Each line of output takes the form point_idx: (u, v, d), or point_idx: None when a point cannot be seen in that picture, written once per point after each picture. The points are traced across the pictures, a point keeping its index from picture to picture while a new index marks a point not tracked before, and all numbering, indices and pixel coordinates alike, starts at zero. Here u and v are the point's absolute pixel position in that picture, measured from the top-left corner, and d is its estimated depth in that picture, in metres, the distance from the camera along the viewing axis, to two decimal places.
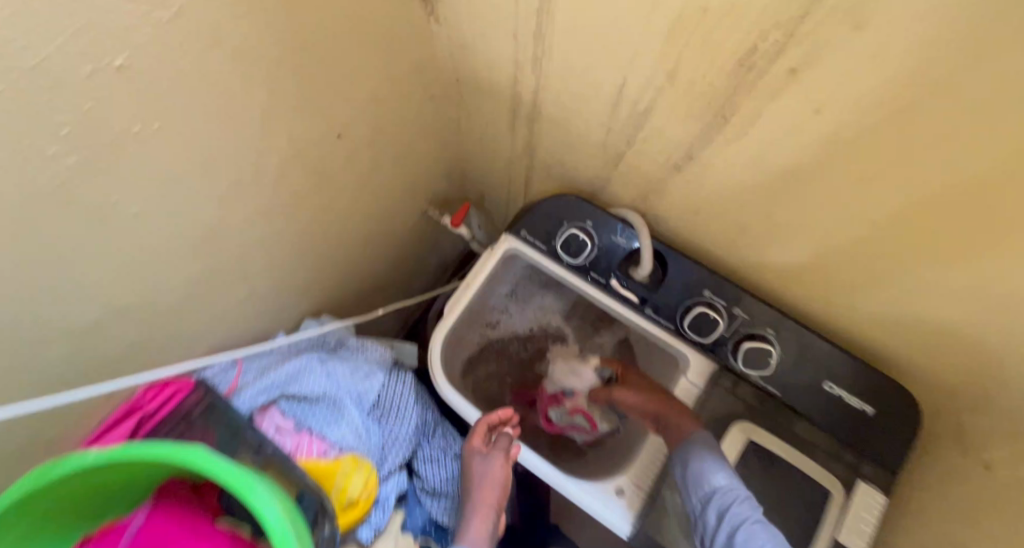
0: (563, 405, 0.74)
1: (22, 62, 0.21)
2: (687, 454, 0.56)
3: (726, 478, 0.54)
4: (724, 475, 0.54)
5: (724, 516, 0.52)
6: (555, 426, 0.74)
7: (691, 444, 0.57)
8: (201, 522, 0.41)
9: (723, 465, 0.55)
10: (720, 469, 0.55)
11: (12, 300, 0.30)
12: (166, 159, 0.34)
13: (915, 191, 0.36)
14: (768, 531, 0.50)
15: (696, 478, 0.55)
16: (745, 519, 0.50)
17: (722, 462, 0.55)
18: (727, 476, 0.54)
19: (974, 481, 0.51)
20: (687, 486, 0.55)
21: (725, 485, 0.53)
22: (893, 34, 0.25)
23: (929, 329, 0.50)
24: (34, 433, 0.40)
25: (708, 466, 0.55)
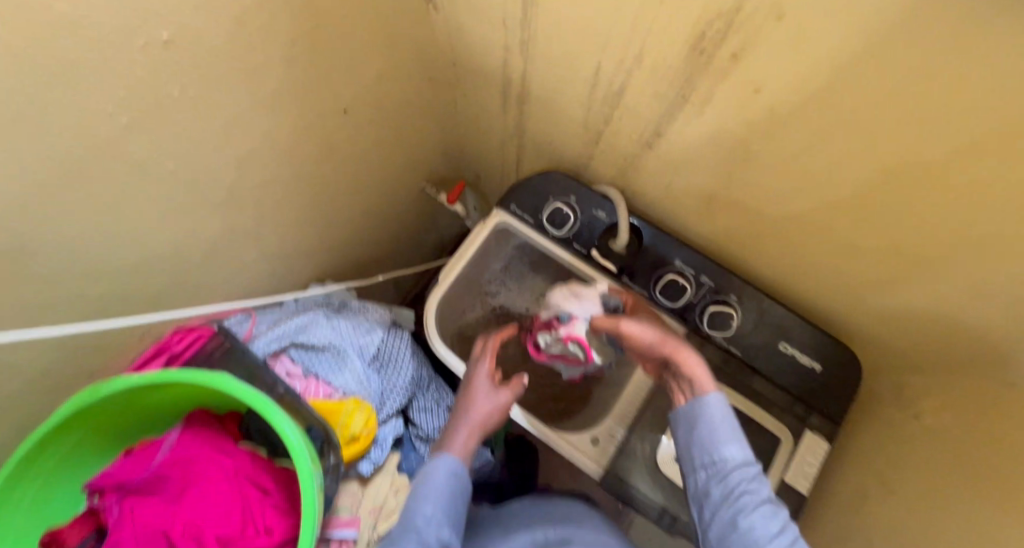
0: (553, 331, 0.63)
1: (91, 29, 0.26)
2: (694, 406, 0.47)
3: (740, 451, 0.43)
4: (739, 447, 0.44)
5: (730, 492, 0.41)
6: (540, 354, 0.65)
7: (699, 401, 0.47)
8: (221, 440, 0.54)
9: (740, 435, 0.45)
10: (736, 439, 0.44)
11: (70, 235, 0.35)
12: (199, 122, 0.39)
13: (844, 161, 0.42)
14: (781, 512, 0.40)
15: (700, 443, 0.45)
16: (756, 501, 0.40)
17: (734, 428, 0.44)
18: (744, 451, 0.43)
19: (907, 429, 0.58)
20: (689, 455, 0.46)
21: (737, 458, 0.43)
22: (806, 24, 0.31)
23: (870, 292, 0.56)
24: (81, 360, 0.46)
25: (718, 433, 0.44)
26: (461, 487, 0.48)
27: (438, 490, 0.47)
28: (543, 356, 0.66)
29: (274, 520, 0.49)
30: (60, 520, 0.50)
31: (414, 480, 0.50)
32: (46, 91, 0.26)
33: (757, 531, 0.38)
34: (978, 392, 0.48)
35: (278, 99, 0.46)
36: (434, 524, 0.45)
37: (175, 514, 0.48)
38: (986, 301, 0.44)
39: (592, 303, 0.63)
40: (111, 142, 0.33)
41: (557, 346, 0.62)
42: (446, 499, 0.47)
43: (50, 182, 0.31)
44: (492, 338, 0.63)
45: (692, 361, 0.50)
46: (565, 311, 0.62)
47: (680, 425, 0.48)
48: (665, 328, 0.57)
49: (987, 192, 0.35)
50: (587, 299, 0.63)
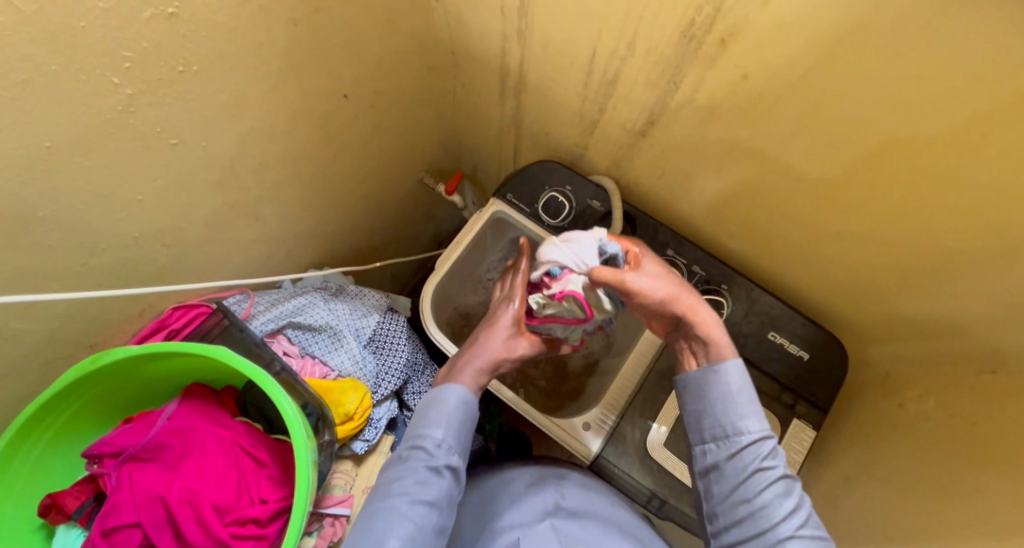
0: (544, 291, 0.55)
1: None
2: (709, 372, 0.50)
3: (759, 427, 0.47)
4: (759, 423, 0.47)
5: (746, 466, 0.46)
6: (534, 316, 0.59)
7: (715, 370, 0.50)
8: (219, 414, 0.55)
9: (758, 410, 0.49)
10: (755, 415, 0.48)
11: (74, 204, 0.36)
12: (201, 99, 0.40)
13: (829, 147, 0.43)
14: (793, 487, 0.44)
15: (719, 416, 0.49)
16: (770, 476, 0.44)
17: (752, 407, 0.48)
18: (762, 426, 0.47)
19: (892, 417, 0.59)
20: (703, 423, 0.50)
21: (754, 435, 0.47)
22: (788, 8, 0.32)
23: (858, 281, 0.57)
24: (82, 332, 0.47)
25: (736, 411, 0.48)
26: (468, 414, 0.53)
27: (448, 416, 0.52)
28: (538, 320, 0.59)
29: (269, 490, 0.51)
30: (62, 485, 0.52)
31: (424, 405, 0.54)
32: (55, 58, 0.27)
33: (772, 507, 0.43)
34: (960, 377, 0.50)
35: (280, 79, 0.47)
36: (443, 448, 0.50)
37: (173, 479, 0.49)
38: (968, 287, 0.45)
39: (584, 249, 0.52)
40: (116, 113, 0.34)
41: (549, 307, 0.55)
42: (455, 425, 0.52)
43: (56, 150, 0.32)
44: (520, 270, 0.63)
45: (705, 323, 0.52)
46: (555, 266, 0.53)
47: (688, 397, 0.52)
48: (681, 279, 0.55)
49: (967, 176, 0.36)
50: (579, 245, 0.52)
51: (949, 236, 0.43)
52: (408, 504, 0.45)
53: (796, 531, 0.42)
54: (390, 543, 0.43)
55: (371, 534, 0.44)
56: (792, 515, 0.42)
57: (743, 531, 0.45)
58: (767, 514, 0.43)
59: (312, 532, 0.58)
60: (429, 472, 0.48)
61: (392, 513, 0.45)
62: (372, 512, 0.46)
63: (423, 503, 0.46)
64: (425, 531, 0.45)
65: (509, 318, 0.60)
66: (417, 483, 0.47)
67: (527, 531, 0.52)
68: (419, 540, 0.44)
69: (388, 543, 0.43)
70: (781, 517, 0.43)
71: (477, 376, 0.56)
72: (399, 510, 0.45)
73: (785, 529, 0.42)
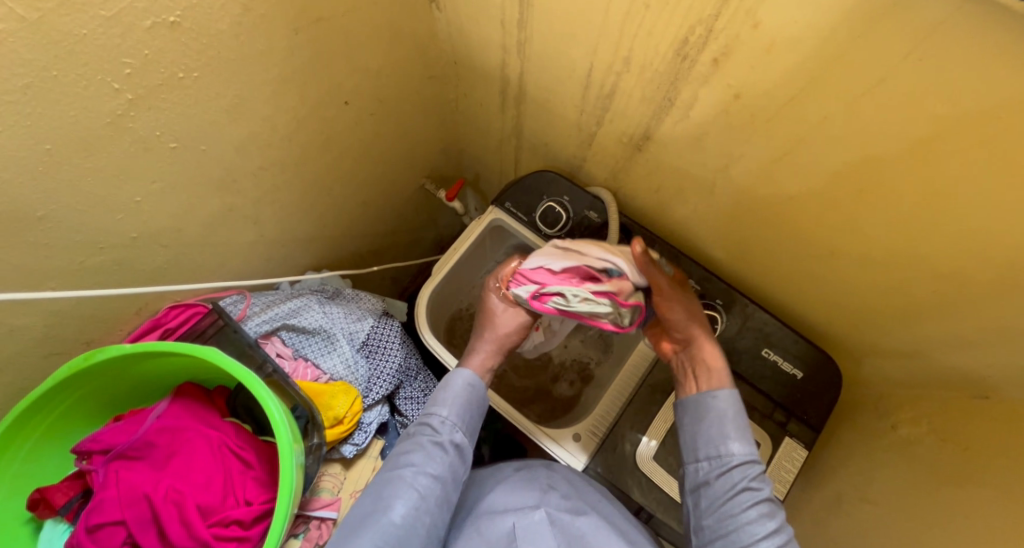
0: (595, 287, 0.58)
1: (93, 5, 0.27)
2: (706, 394, 0.52)
3: (747, 449, 0.48)
4: (747, 447, 0.48)
5: (733, 485, 0.46)
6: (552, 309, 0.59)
7: (711, 394, 0.51)
8: (209, 413, 0.55)
9: (748, 435, 0.49)
10: (744, 439, 0.49)
11: (74, 204, 0.37)
12: (201, 104, 0.41)
13: (822, 168, 0.43)
14: (777, 512, 0.45)
15: (710, 437, 0.50)
16: (754, 496, 0.45)
17: (743, 431, 0.49)
18: (750, 450, 0.48)
19: (885, 438, 0.58)
20: (693, 441, 0.51)
21: (741, 457, 0.47)
22: (779, 28, 0.32)
23: (851, 301, 0.57)
24: (79, 328, 0.48)
25: (726, 433, 0.49)
26: (475, 396, 0.59)
27: (453, 397, 0.58)
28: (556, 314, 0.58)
29: (253, 492, 0.51)
30: (51, 478, 0.52)
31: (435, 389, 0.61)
32: (56, 64, 0.28)
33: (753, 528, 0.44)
34: (957, 403, 0.49)
35: (280, 86, 0.47)
36: (447, 425, 0.57)
37: (159, 477, 0.50)
38: (959, 312, 0.45)
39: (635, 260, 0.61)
40: (116, 117, 0.35)
41: (590, 303, 0.57)
42: (459, 405, 0.58)
43: (56, 152, 0.33)
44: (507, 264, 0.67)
45: (713, 364, 0.54)
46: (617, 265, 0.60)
47: (683, 417, 0.53)
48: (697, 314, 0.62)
49: (960, 202, 0.36)
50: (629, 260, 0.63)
51: (941, 262, 0.42)
52: (413, 474, 0.52)
53: None
54: (397, 506, 0.49)
55: (381, 498, 0.50)
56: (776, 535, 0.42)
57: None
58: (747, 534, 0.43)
59: (299, 534, 0.58)
60: (435, 446, 0.55)
61: (400, 481, 0.51)
62: (382, 480, 0.52)
63: (427, 473, 0.52)
64: (429, 499, 0.51)
65: (502, 303, 0.66)
66: (423, 456, 0.53)
67: (522, 520, 0.53)
68: (423, 506, 0.50)
69: (396, 505, 0.49)
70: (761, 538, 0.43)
71: (482, 361, 0.63)
72: (405, 477, 0.51)
73: None
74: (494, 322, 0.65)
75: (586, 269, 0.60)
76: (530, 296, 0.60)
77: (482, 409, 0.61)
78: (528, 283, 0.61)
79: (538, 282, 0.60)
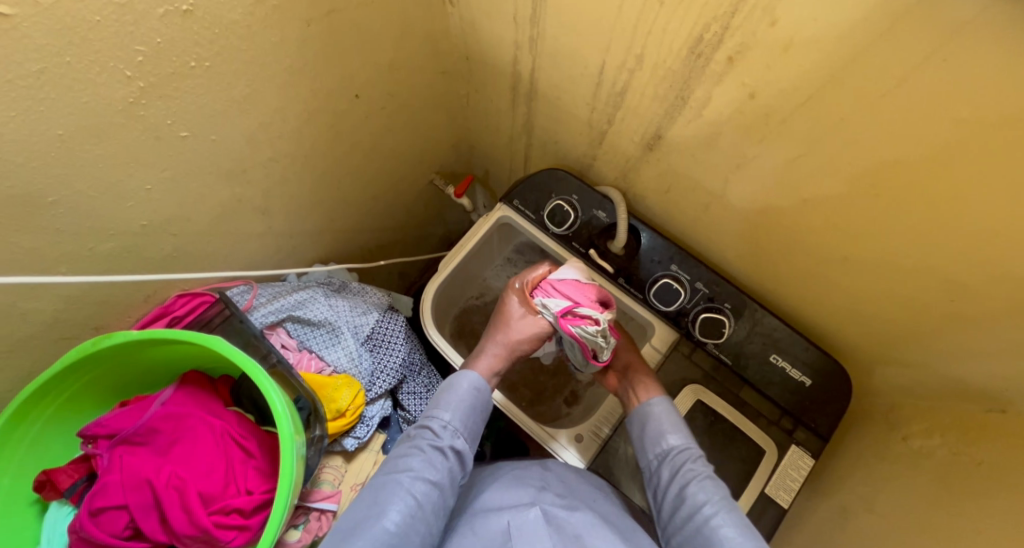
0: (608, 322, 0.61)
1: None
2: (641, 408, 0.62)
3: (682, 439, 0.58)
4: (682, 438, 0.59)
5: (677, 470, 0.56)
6: (575, 329, 0.60)
7: (646, 403, 0.62)
8: (214, 403, 0.56)
9: (683, 428, 0.60)
10: (679, 431, 0.59)
11: (84, 191, 0.37)
12: (213, 94, 0.41)
13: (838, 171, 0.42)
14: (717, 483, 0.53)
15: (653, 437, 0.60)
16: (696, 473, 0.54)
17: (678, 426, 0.60)
18: (685, 440, 0.59)
19: (895, 450, 0.57)
20: (643, 444, 0.61)
21: (679, 446, 0.58)
22: (798, 26, 0.32)
23: (864, 309, 0.56)
24: (89, 313, 0.48)
25: (665, 429, 0.60)
26: (479, 401, 0.60)
27: (457, 401, 0.59)
28: (577, 336, 0.60)
29: (255, 481, 0.52)
30: (57, 461, 0.53)
31: (439, 391, 0.61)
32: (69, 49, 0.28)
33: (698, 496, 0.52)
34: (972, 417, 0.48)
35: (291, 78, 0.47)
36: (449, 430, 0.57)
37: (161, 464, 0.50)
38: (977, 323, 0.44)
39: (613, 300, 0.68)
40: (128, 104, 0.35)
41: (606, 338, 0.60)
42: (462, 410, 0.59)
43: (69, 138, 0.33)
44: (535, 270, 0.68)
45: (644, 381, 0.65)
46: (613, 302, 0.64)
47: (632, 428, 0.63)
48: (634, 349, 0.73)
49: (980, 210, 0.35)
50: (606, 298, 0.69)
51: (960, 271, 0.41)
52: (411, 479, 0.51)
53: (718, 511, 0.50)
54: (392, 513, 0.48)
55: (376, 503, 0.49)
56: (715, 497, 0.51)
57: (683, 525, 0.52)
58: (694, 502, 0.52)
59: (299, 525, 0.59)
60: (435, 451, 0.55)
61: (397, 486, 0.50)
62: (377, 485, 0.52)
63: (425, 480, 0.52)
64: (425, 506, 0.50)
65: (520, 308, 0.66)
66: (422, 462, 0.54)
67: (517, 518, 0.51)
68: (419, 514, 0.49)
69: (390, 512, 0.48)
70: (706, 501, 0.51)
71: (490, 365, 0.63)
72: (403, 483, 0.51)
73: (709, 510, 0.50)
74: (507, 326, 0.65)
75: (603, 299, 0.63)
76: (560, 312, 0.61)
77: (485, 413, 0.62)
78: (558, 298, 0.62)
79: (568, 299, 0.62)
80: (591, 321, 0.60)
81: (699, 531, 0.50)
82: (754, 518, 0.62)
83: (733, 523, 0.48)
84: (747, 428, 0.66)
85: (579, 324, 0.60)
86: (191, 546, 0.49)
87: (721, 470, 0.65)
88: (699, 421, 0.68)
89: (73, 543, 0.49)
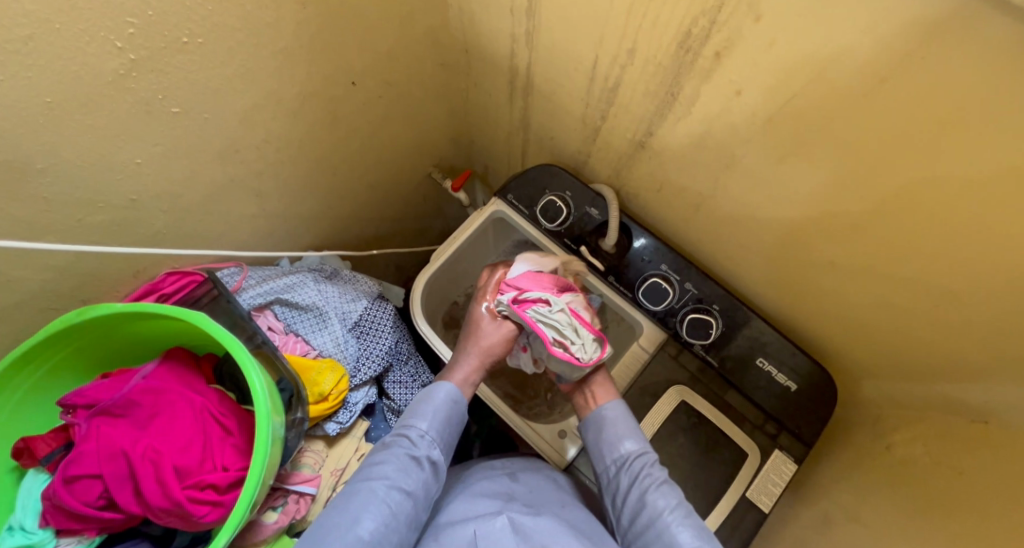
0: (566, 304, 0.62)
1: None
2: (597, 413, 0.62)
3: (639, 444, 0.59)
4: (637, 443, 0.59)
5: (634, 475, 0.56)
6: (529, 311, 0.62)
7: (601, 408, 0.62)
8: (196, 380, 0.56)
9: (638, 433, 0.61)
10: (634, 437, 0.60)
11: (73, 161, 0.38)
12: (205, 72, 0.41)
13: (823, 171, 0.42)
14: (673, 489, 0.55)
15: (610, 444, 0.60)
16: (654, 479, 0.55)
17: (633, 429, 0.61)
18: (640, 445, 0.59)
19: (878, 459, 0.56)
20: (601, 449, 0.61)
21: (635, 451, 0.58)
22: (781, 22, 0.32)
23: (849, 315, 0.56)
24: (76, 285, 0.49)
25: (620, 433, 0.60)
26: (455, 412, 0.61)
27: (434, 411, 0.59)
28: (530, 317, 0.62)
29: (231, 459, 0.53)
30: (39, 429, 0.54)
31: (415, 401, 0.62)
32: (58, 16, 0.28)
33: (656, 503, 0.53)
34: (956, 427, 0.47)
35: (286, 60, 0.48)
36: (426, 439, 0.58)
37: (139, 436, 0.50)
38: (963, 331, 0.43)
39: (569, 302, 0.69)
40: (118, 76, 0.35)
41: (563, 316, 0.61)
42: (438, 420, 0.59)
43: (56, 106, 0.33)
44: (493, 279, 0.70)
45: (603, 381, 0.65)
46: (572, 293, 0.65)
47: (589, 433, 0.63)
48: None
49: (964, 214, 0.34)
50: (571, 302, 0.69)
51: (946, 276, 0.41)
52: (386, 488, 0.51)
53: (679, 520, 0.51)
54: (365, 521, 0.48)
55: (349, 511, 0.49)
56: (675, 505, 0.52)
57: (641, 530, 0.53)
58: (652, 509, 0.52)
59: (276, 507, 0.58)
60: (411, 460, 0.55)
61: (370, 494, 0.50)
62: (351, 491, 0.52)
63: (400, 489, 0.52)
64: (399, 516, 0.50)
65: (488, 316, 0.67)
66: (398, 470, 0.53)
67: (483, 527, 0.51)
68: (392, 524, 0.49)
69: (364, 521, 0.48)
70: (664, 509, 0.52)
71: (467, 373, 0.64)
72: (377, 492, 0.51)
73: (668, 518, 0.51)
74: (476, 334, 0.66)
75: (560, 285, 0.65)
76: (514, 299, 0.64)
77: (459, 426, 0.62)
78: (511, 290, 0.66)
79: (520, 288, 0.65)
80: (543, 302, 0.63)
81: (659, 537, 0.51)
82: (734, 521, 0.62)
83: (689, 527, 0.51)
84: (732, 431, 0.66)
85: (532, 306, 0.62)
86: (165, 520, 0.49)
87: (701, 473, 0.65)
88: (684, 424, 0.68)
89: (46, 510, 0.49)
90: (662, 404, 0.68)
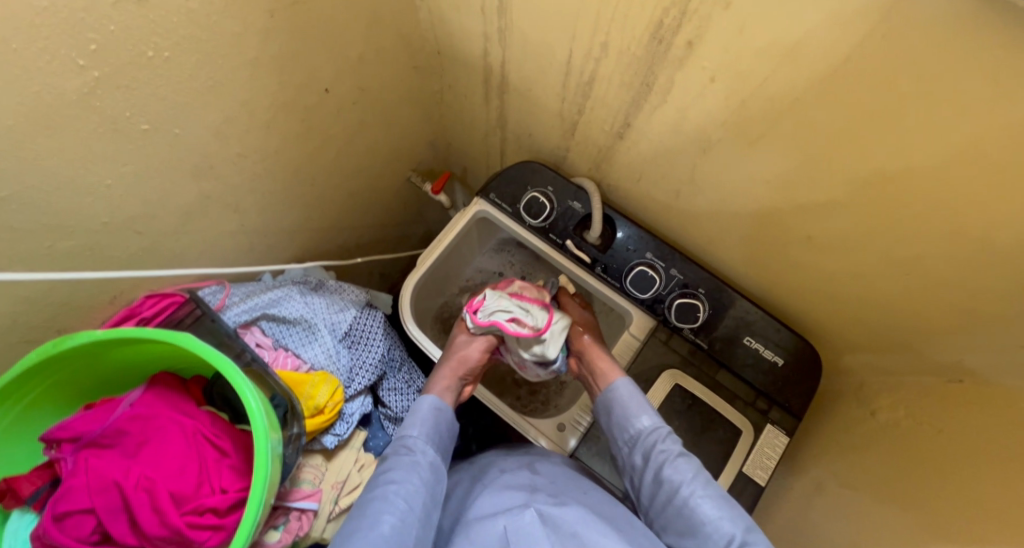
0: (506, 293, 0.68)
1: None
2: (605, 391, 0.63)
3: (652, 420, 0.60)
4: (650, 420, 0.60)
5: (650, 453, 0.57)
6: (478, 315, 0.67)
7: (611, 387, 0.63)
8: (185, 403, 0.55)
9: (650, 409, 0.61)
10: (647, 413, 0.60)
11: (39, 187, 0.36)
12: (172, 85, 0.40)
13: (796, 151, 0.44)
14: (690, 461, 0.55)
15: (623, 423, 0.61)
16: (669, 453, 0.56)
17: (648, 407, 0.61)
18: (653, 421, 0.60)
19: (864, 425, 0.59)
20: (616, 430, 0.62)
21: (648, 427, 0.59)
22: (749, 8, 0.33)
23: (828, 289, 0.58)
24: (48, 317, 0.47)
25: (632, 411, 0.61)
26: (442, 419, 0.62)
27: (422, 419, 0.60)
28: (479, 318, 0.67)
29: (230, 479, 0.51)
30: (20, 468, 0.51)
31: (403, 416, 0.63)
32: (14, 35, 0.27)
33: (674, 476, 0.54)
34: (935, 388, 0.50)
35: (256, 70, 0.47)
36: (420, 443, 0.58)
37: (130, 465, 0.49)
38: (936, 296, 0.45)
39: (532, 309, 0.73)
40: (82, 95, 0.34)
41: (506, 301, 0.66)
42: (429, 425, 0.60)
43: (18, 131, 0.32)
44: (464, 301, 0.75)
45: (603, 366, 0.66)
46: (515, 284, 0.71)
47: (602, 414, 0.64)
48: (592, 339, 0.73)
49: (930, 183, 0.36)
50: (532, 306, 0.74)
51: (917, 245, 0.43)
52: (395, 491, 0.51)
53: (698, 492, 0.52)
54: (386, 517, 0.47)
55: (366, 516, 0.48)
56: (693, 476, 0.53)
57: (665, 507, 0.54)
58: (672, 484, 0.54)
59: (277, 526, 0.57)
60: (414, 464, 0.55)
61: (384, 499, 0.50)
62: (366, 500, 0.51)
63: (409, 488, 0.52)
64: (415, 511, 0.50)
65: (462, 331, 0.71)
66: (404, 473, 0.53)
67: (513, 522, 0.49)
68: (410, 518, 0.49)
69: (384, 518, 0.47)
70: (682, 482, 0.53)
71: (443, 382, 0.65)
72: (389, 495, 0.50)
73: (688, 491, 0.52)
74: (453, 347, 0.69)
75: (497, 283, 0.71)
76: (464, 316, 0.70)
77: (450, 433, 0.63)
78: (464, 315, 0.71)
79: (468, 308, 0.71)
80: (484, 302, 0.68)
81: (681, 511, 0.52)
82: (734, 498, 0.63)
83: (711, 498, 0.51)
84: (725, 411, 0.68)
85: (480, 309, 0.68)
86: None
87: (698, 454, 0.67)
88: (679, 406, 0.69)
89: None
90: (657, 388, 0.69)
